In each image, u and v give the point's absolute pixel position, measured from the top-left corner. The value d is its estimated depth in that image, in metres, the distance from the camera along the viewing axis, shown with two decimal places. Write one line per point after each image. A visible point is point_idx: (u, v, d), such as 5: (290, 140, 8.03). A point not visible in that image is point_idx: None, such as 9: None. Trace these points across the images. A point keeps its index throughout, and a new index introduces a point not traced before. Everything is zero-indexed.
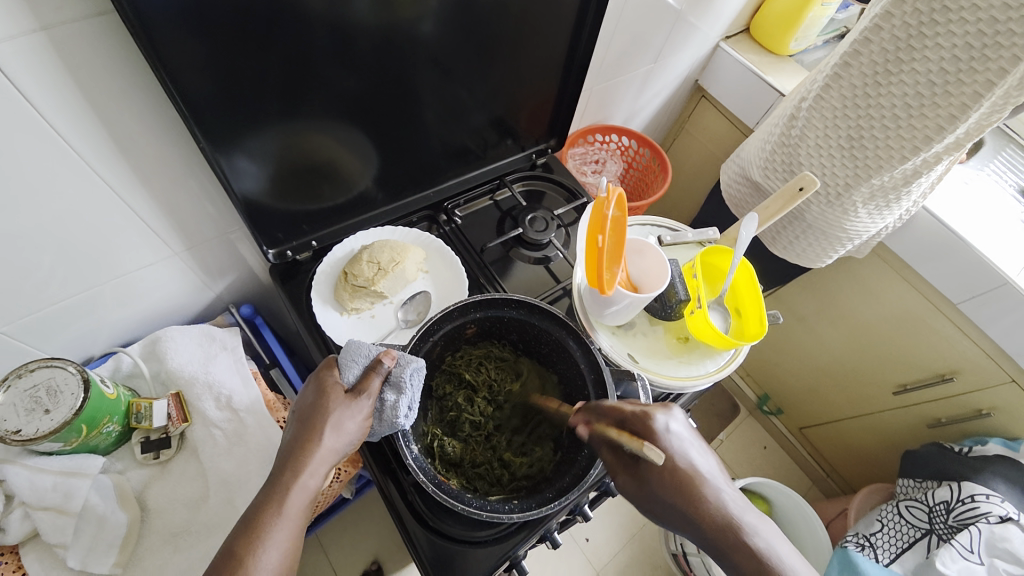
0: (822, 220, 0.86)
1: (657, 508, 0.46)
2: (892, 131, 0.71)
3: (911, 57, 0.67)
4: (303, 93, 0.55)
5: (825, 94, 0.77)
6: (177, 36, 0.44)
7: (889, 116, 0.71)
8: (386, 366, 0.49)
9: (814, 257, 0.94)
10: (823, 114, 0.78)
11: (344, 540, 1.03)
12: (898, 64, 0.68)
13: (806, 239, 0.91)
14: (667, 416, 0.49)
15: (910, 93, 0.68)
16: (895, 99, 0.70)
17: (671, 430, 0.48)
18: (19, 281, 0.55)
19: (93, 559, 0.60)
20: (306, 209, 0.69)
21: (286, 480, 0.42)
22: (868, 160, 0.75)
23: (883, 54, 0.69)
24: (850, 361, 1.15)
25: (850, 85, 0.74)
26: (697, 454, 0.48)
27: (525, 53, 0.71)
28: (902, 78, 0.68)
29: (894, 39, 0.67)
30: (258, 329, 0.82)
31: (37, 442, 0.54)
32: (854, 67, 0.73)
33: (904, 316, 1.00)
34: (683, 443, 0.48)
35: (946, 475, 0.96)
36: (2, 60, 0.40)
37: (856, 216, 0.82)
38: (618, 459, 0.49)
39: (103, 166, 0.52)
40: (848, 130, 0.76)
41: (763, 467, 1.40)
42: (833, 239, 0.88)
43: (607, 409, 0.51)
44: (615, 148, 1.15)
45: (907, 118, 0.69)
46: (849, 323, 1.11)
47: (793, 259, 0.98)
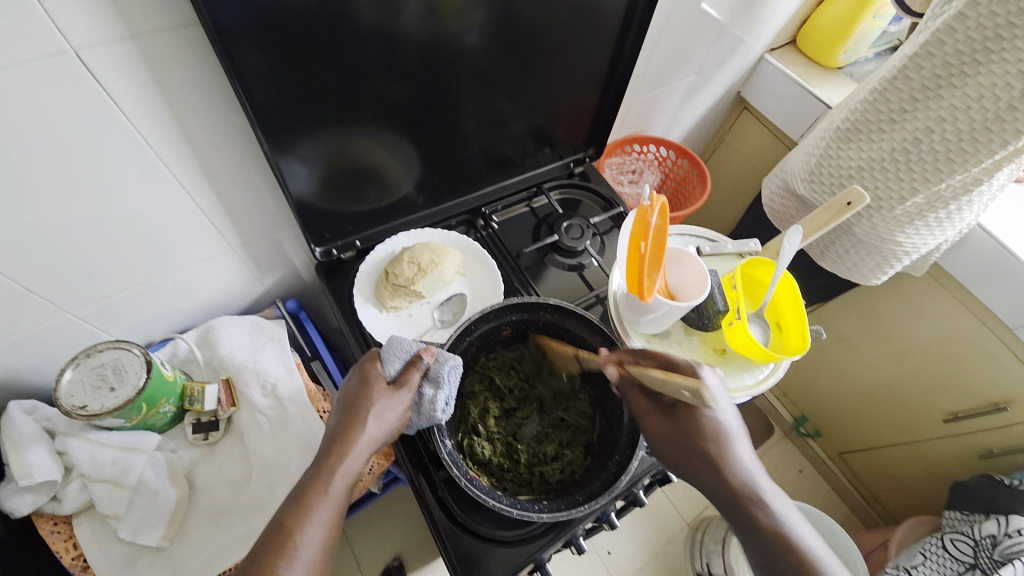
0: (874, 233, 0.83)
1: (681, 453, 0.51)
2: (950, 146, 0.69)
3: (975, 71, 0.64)
4: (356, 100, 0.58)
5: (877, 107, 0.75)
6: (247, 46, 0.47)
7: (952, 129, 0.68)
8: (425, 362, 0.51)
9: (866, 274, 0.90)
10: (875, 127, 0.76)
11: (369, 534, 1.04)
12: (960, 78, 0.66)
13: (856, 253, 0.89)
14: (708, 369, 0.53)
15: (973, 107, 0.65)
16: (954, 113, 0.67)
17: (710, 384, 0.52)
18: (94, 267, 0.59)
19: (143, 531, 0.63)
20: (352, 210, 0.72)
21: (331, 463, 0.44)
22: (926, 173, 0.73)
23: (945, 68, 0.67)
24: (895, 384, 1.10)
25: (908, 98, 0.71)
26: (728, 414, 0.52)
27: (567, 64, 0.72)
28: (963, 92, 0.66)
29: (958, 54, 0.65)
30: (302, 322, 0.85)
31: (101, 417, 0.58)
32: (913, 80, 0.70)
33: (956, 340, 0.95)
34: (719, 399, 0.52)
35: (995, 509, 0.89)
36: (95, 64, 0.44)
37: (910, 229, 0.80)
38: (654, 403, 0.54)
39: (175, 163, 0.56)
40: (900, 144, 0.74)
41: (798, 492, 1.35)
42: (886, 254, 0.85)
43: (648, 353, 0.55)
44: (653, 159, 1.15)
45: (968, 133, 0.67)
46: (896, 345, 1.06)
47: (841, 274, 0.94)
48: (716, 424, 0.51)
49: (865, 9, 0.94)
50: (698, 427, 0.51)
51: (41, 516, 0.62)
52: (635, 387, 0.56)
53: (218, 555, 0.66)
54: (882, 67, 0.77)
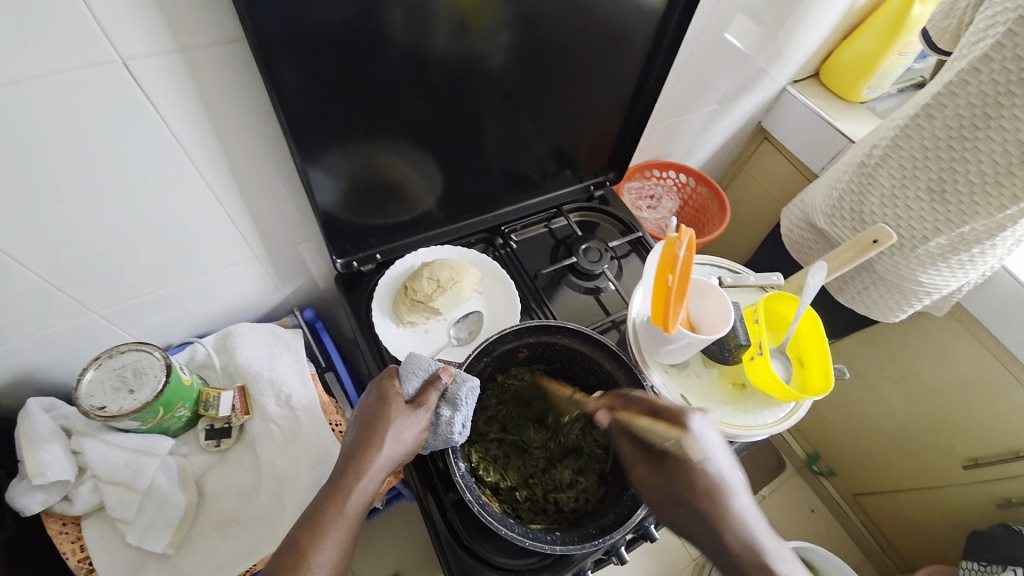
0: (895, 271, 0.82)
1: (671, 507, 0.49)
2: (975, 187, 0.68)
3: (997, 114, 0.64)
4: (386, 117, 0.60)
5: (900, 144, 0.75)
6: (287, 63, 0.49)
7: (975, 171, 0.68)
8: (443, 382, 0.51)
9: (887, 310, 0.89)
10: (899, 165, 0.76)
11: (369, 552, 1.03)
12: (985, 119, 0.65)
13: (875, 291, 0.88)
14: (698, 417, 0.50)
15: (996, 149, 0.65)
16: (978, 154, 0.67)
17: (698, 433, 0.49)
18: (122, 269, 0.61)
19: (150, 537, 0.63)
20: (373, 224, 0.73)
21: (347, 482, 0.43)
22: (950, 215, 0.72)
23: (967, 110, 0.67)
24: (912, 424, 1.07)
25: (932, 136, 0.71)
26: (725, 463, 0.49)
27: (592, 89, 0.73)
28: (987, 134, 0.65)
29: (982, 96, 0.65)
30: (318, 332, 0.86)
31: (118, 419, 0.59)
32: (936, 119, 0.70)
33: (978, 382, 0.93)
34: (711, 449, 0.49)
35: (1013, 560, 0.86)
36: (141, 74, 0.45)
37: (932, 270, 0.78)
38: (640, 450, 0.53)
39: (210, 172, 0.57)
40: (925, 182, 0.73)
41: (809, 531, 1.31)
42: (907, 293, 0.83)
43: (637, 399, 0.53)
44: (672, 185, 1.15)
45: (993, 175, 0.66)
46: (915, 384, 1.04)
47: (862, 311, 0.93)
48: (708, 470, 0.48)
49: (889, 47, 0.95)
50: (686, 477, 0.49)
51: (51, 516, 0.62)
52: (625, 434, 0.54)
53: (222, 565, 0.66)
54: (905, 104, 0.77)
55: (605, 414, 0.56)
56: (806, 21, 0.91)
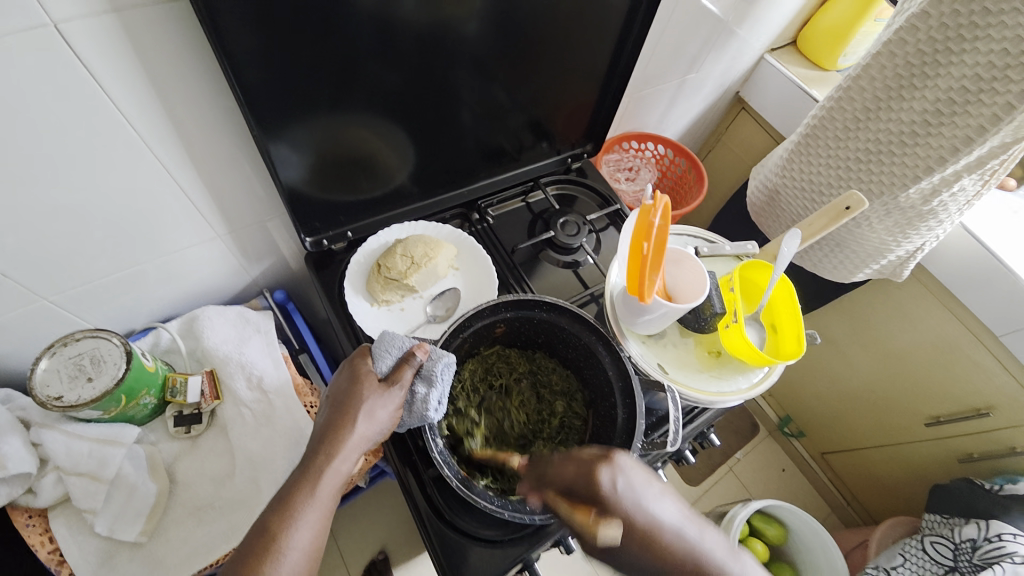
0: (839, 230, 0.83)
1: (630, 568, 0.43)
2: (909, 148, 0.70)
3: (936, 72, 0.64)
4: (351, 87, 0.56)
5: (842, 104, 0.75)
6: (239, 26, 0.45)
7: (908, 132, 0.69)
8: (418, 359, 0.50)
9: (834, 269, 0.90)
10: (843, 125, 0.76)
11: (353, 529, 1.03)
12: (922, 78, 0.66)
13: (826, 252, 0.88)
14: (613, 470, 0.44)
15: (929, 108, 0.66)
16: (914, 114, 0.68)
17: (622, 490, 0.43)
18: (72, 252, 0.57)
19: (121, 526, 0.62)
20: (344, 201, 0.70)
21: (319, 463, 0.43)
22: (882, 177, 0.74)
23: (906, 68, 0.67)
24: (873, 380, 1.12)
25: (872, 97, 0.71)
26: (661, 504, 0.44)
27: (569, 57, 0.71)
28: (923, 93, 0.66)
29: (920, 55, 0.65)
30: (290, 313, 0.84)
31: (78, 408, 0.56)
32: (877, 80, 0.70)
33: (941, 344, 0.97)
34: (643, 498, 0.43)
35: (974, 512, 0.92)
36: (73, 38, 0.41)
37: (868, 233, 0.80)
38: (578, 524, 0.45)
39: (160, 145, 0.53)
40: (864, 142, 0.74)
41: (780, 490, 1.37)
42: (849, 254, 0.84)
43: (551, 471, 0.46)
44: (650, 157, 1.13)
45: (926, 135, 0.67)
46: (881, 348, 1.07)
47: (808, 269, 0.94)
48: (653, 518, 0.43)
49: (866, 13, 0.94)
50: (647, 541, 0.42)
51: (15, 509, 0.60)
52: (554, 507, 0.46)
53: (199, 551, 0.65)
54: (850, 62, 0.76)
55: (533, 493, 0.47)
56: None
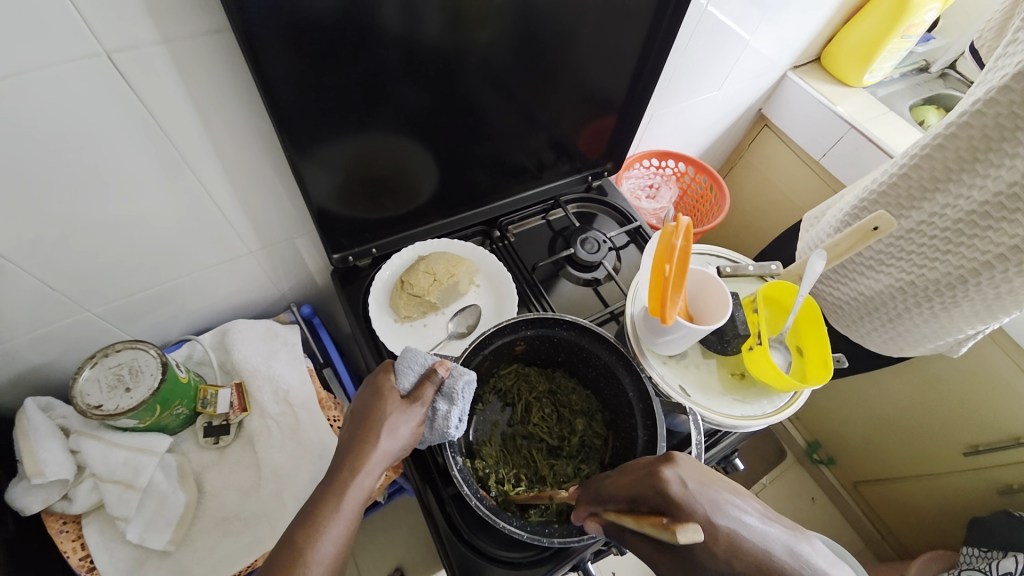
0: (889, 304, 0.73)
1: None
2: (977, 232, 0.61)
3: (1014, 150, 0.56)
4: (380, 109, 0.59)
5: (909, 170, 0.67)
6: (277, 52, 0.48)
7: (980, 212, 0.60)
8: (439, 375, 0.50)
9: (882, 344, 0.79)
10: (907, 195, 0.68)
11: (372, 545, 1.04)
12: (999, 154, 0.58)
13: (874, 326, 0.78)
14: (678, 470, 0.39)
15: (1003, 192, 0.57)
16: (986, 194, 0.59)
17: (688, 488, 0.38)
18: (115, 266, 0.60)
19: (150, 534, 0.63)
20: (370, 218, 0.73)
21: (342, 477, 0.43)
22: (950, 257, 0.64)
23: (982, 141, 0.59)
24: (914, 415, 1.07)
25: (941, 168, 0.63)
26: (737, 511, 0.37)
27: (589, 78, 0.72)
28: (1000, 172, 0.58)
29: (997, 129, 0.57)
30: (315, 328, 0.86)
31: (115, 417, 0.59)
32: (946, 151, 0.62)
33: (981, 377, 0.92)
34: (716, 503, 0.37)
35: (1013, 545, 0.86)
36: (126, 68, 0.44)
37: (924, 315, 0.70)
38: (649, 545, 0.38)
39: (198, 166, 0.56)
40: (930, 217, 0.65)
41: (809, 518, 1.32)
42: (901, 331, 0.74)
43: (608, 489, 0.44)
44: (670, 174, 1.13)
45: (997, 220, 0.58)
46: (920, 381, 1.03)
47: (852, 335, 0.83)
48: (730, 529, 0.36)
49: (894, 29, 0.94)
50: (723, 560, 0.34)
51: (52, 514, 0.62)
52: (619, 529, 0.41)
53: (224, 561, 0.66)
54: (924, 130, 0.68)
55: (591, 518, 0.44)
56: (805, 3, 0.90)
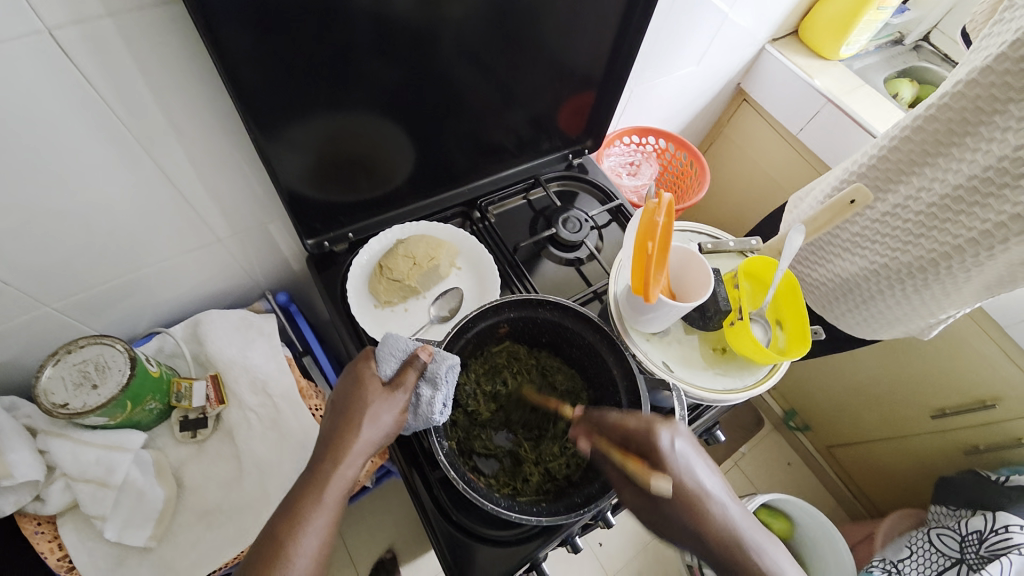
0: (863, 286, 0.75)
1: (662, 524, 0.46)
2: (950, 216, 0.63)
3: (989, 134, 0.58)
4: (349, 86, 0.56)
5: (888, 152, 0.68)
6: (233, 27, 0.44)
7: (956, 195, 0.61)
8: (421, 361, 0.49)
9: (855, 325, 0.81)
10: (885, 178, 0.69)
11: (362, 528, 1.04)
12: (975, 138, 0.59)
13: (849, 306, 0.80)
14: (673, 432, 0.48)
15: (978, 176, 0.59)
16: (962, 177, 0.60)
17: (676, 448, 0.47)
18: (73, 258, 0.57)
19: (130, 532, 0.62)
20: (344, 201, 0.70)
21: (324, 469, 0.43)
22: (926, 240, 0.66)
23: (959, 123, 0.60)
24: (885, 386, 1.11)
25: (918, 151, 0.64)
26: (704, 472, 0.47)
27: (568, 52, 0.70)
28: (976, 156, 0.59)
29: (977, 111, 0.58)
30: (293, 315, 0.84)
31: (83, 416, 0.56)
32: (924, 134, 0.63)
33: (948, 348, 0.96)
34: (690, 463, 0.47)
35: (981, 505, 0.91)
36: (68, 44, 0.41)
37: (895, 298, 0.72)
38: (624, 475, 0.49)
39: (156, 150, 0.53)
40: (906, 200, 0.67)
41: (785, 483, 1.37)
42: (873, 311, 0.76)
43: (610, 423, 0.50)
44: (651, 151, 1.13)
45: (970, 204, 0.60)
46: (893, 356, 1.06)
47: (826, 317, 0.85)
48: (695, 484, 0.46)
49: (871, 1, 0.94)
50: (678, 498, 0.46)
51: (24, 516, 0.60)
52: (607, 458, 0.50)
53: (209, 554, 0.65)
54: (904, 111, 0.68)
55: (585, 437, 0.53)
56: None
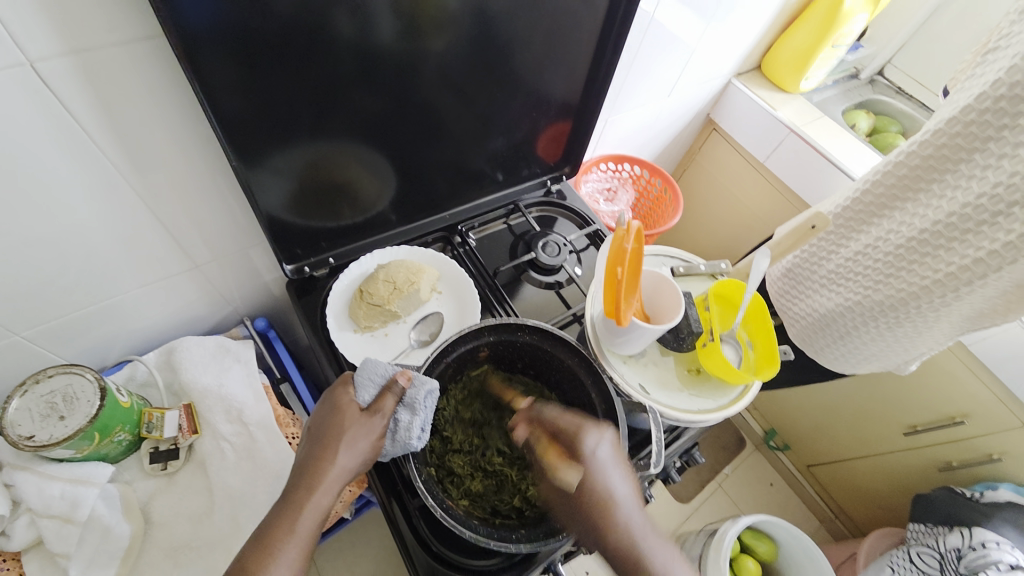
0: (839, 320, 0.77)
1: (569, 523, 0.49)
2: (916, 259, 0.66)
3: (956, 181, 0.62)
4: (332, 116, 0.58)
5: (864, 193, 0.71)
6: (217, 57, 0.45)
7: (922, 239, 0.65)
8: (400, 386, 0.50)
9: (834, 359, 0.83)
10: (856, 217, 0.73)
11: (340, 562, 1.01)
12: (941, 184, 0.64)
13: (825, 338, 0.81)
14: (597, 439, 0.50)
15: (942, 221, 0.63)
16: (928, 223, 0.65)
17: (597, 453, 0.49)
18: (44, 286, 0.56)
19: (94, 571, 0.59)
20: (325, 227, 0.71)
21: (299, 498, 0.42)
22: (899, 277, 0.68)
23: (927, 170, 0.64)
24: (864, 408, 1.14)
25: (891, 193, 0.68)
26: (618, 479, 0.48)
27: (545, 84, 0.73)
28: (942, 203, 0.63)
29: (943, 158, 0.63)
30: (271, 342, 0.83)
31: (49, 448, 0.55)
32: (893, 177, 0.68)
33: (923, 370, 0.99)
34: (606, 470, 0.48)
35: (957, 521, 0.93)
36: (49, 76, 0.42)
37: (871, 333, 0.75)
38: (547, 467, 0.52)
39: (135, 178, 0.53)
40: (877, 241, 0.70)
41: (768, 503, 1.38)
42: (849, 342, 0.78)
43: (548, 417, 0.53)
44: (627, 177, 1.17)
45: (936, 249, 0.64)
46: (872, 381, 1.09)
47: (805, 350, 0.87)
48: (607, 489, 0.48)
49: (826, 40, 1.01)
50: (589, 498, 0.48)
51: None
52: (535, 450, 0.53)
53: None
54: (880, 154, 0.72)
55: (524, 425, 0.55)
56: (746, 12, 0.95)
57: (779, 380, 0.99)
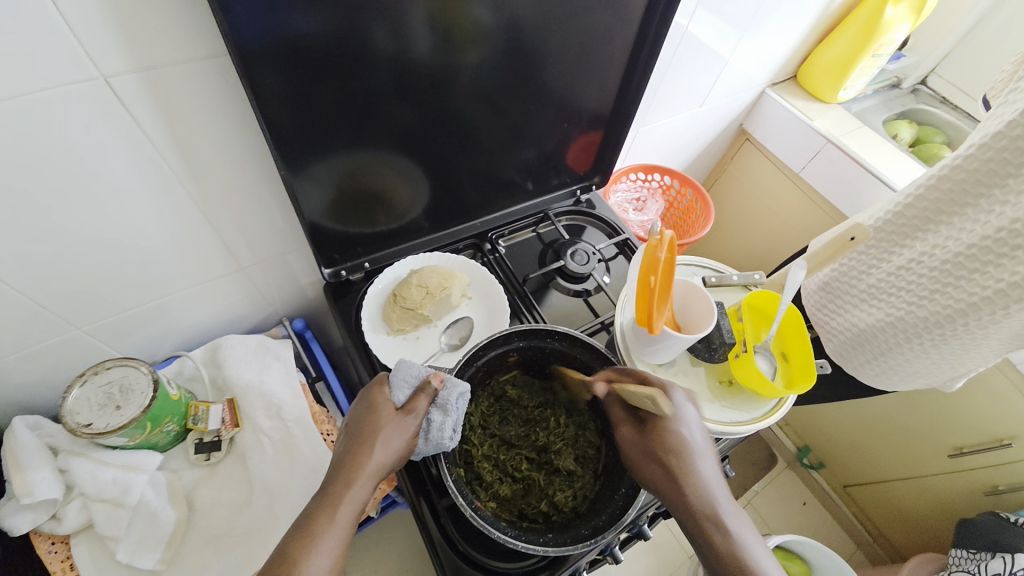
0: (881, 336, 0.74)
1: (647, 467, 0.52)
2: (962, 275, 0.64)
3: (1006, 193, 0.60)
4: (372, 126, 0.60)
5: (907, 205, 0.69)
6: (270, 73, 0.49)
7: (968, 254, 0.63)
8: (433, 387, 0.51)
9: (875, 376, 0.80)
10: (899, 231, 0.71)
11: (366, 561, 1.02)
12: (988, 196, 0.61)
13: (865, 354, 0.79)
14: (683, 395, 0.55)
15: (991, 237, 0.60)
16: (975, 238, 0.62)
17: (681, 406, 0.53)
18: (106, 283, 0.60)
19: (140, 554, 0.62)
20: (362, 233, 0.73)
21: (337, 490, 0.44)
22: (945, 293, 0.66)
23: (974, 182, 0.62)
24: (905, 429, 1.09)
25: (936, 206, 0.66)
26: (695, 433, 0.53)
27: (576, 95, 0.74)
28: (990, 217, 0.61)
29: (991, 168, 0.60)
30: (307, 342, 0.86)
31: (105, 435, 0.58)
32: (938, 189, 0.65)
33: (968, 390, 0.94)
34: (689, 421, 0.53)
35: (1000, 546, 0.88)
36: (121, 90, 0.45)
37: (915, 350, 0.72)
38: (629, 414, 0.56)
39: (191, 184, 0.57)
40: (921, 256, 0.68)
41: (800, 525, 1.33)
42: (891, 359, 0.75)
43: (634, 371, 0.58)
44: (656, 187, 1.17)
45: (985, 265, 0.62)
46: (913, 400, 1.04)
47: (844, 366, 0.84)
48: (686, 438, 0.52)
49: (865, 49, 0.99)
50: (669, 441, 0.52)
51: (40, 534, 0.61)
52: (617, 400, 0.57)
53: None
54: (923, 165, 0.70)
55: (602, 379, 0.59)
56: (780, 23, 0.94)
57: (814, 396, 0.96)
